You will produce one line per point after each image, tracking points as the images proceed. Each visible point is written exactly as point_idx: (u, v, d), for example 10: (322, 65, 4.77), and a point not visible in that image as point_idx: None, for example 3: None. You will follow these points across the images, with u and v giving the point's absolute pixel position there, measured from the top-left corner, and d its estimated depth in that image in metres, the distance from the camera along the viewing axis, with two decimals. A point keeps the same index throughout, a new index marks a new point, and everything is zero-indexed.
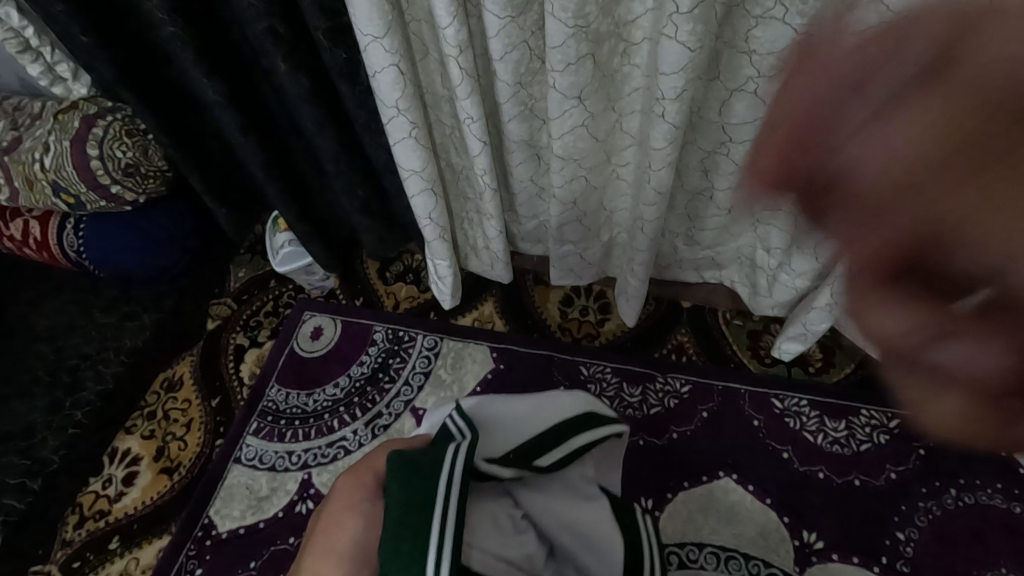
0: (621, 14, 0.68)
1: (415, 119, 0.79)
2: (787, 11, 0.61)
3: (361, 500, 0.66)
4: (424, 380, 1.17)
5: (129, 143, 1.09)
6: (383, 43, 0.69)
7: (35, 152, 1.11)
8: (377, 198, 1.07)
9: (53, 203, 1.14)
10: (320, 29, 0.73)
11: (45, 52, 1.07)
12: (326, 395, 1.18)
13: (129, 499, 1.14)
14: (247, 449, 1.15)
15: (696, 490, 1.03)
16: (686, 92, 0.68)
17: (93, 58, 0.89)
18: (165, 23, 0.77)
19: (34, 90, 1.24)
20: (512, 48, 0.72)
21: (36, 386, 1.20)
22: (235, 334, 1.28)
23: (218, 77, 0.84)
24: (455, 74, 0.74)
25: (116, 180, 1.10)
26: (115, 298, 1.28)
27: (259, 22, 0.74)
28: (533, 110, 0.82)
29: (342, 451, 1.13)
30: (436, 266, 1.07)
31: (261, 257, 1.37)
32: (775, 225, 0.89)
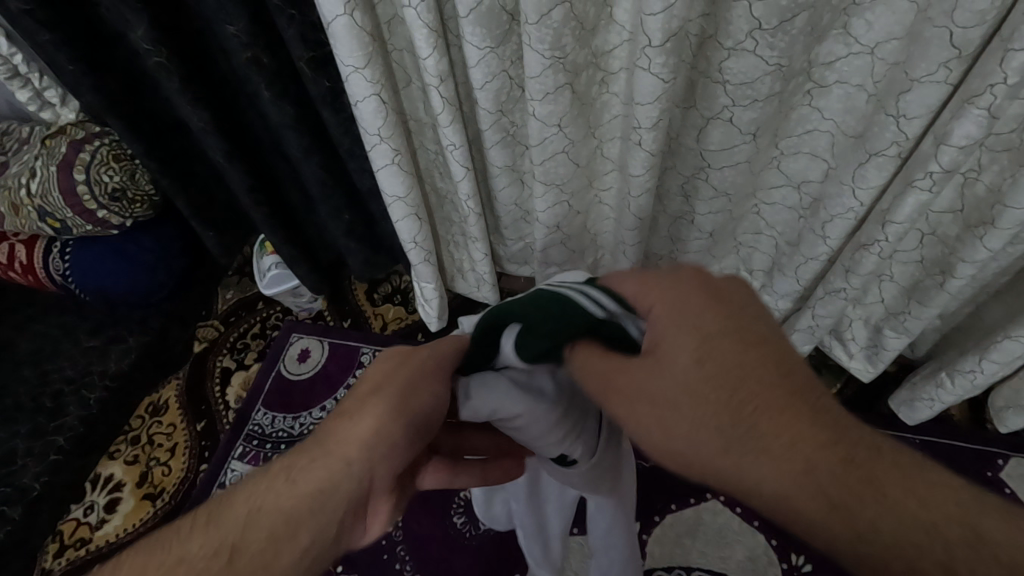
0: (598, 45, 0.70)
1: (397, 147, 0.80)
2: (758, 44, 0.61)
3: (440, 379, 0.58)
4: None
5: (117, 167, 1.10)
6: (364, 73, 0.70)
7: (21, 177, 1.11)
8: (363, 222, 1.08)
9: (39, 227, 1.14)
10: (303, 58, 0.74)
11: (33, 78, 1.08)
12: (313, 418, 1.18)
13: (111, 527, 1.12)
14: (231, 474, 1.13)
15: (684, 513, 1.02)
16: (662, 122, 0.70)
17: (79, 85, 0.90)
18: (150, 53, 0.77)
19: (22, 115, 1.25)
20: (491, 78, 0.73)
21: (18, 412, 1.19)
22: (222, 357, 1.28)
23: (203, 106, 0.85)
24: (436, 102, 0.75)
25: (102, 205, 1.10)
26: (101, 321, 1.28)
27: (243, 53, 0.75)
28: (515, 136, 0.83)
29: None
30: (422, 289, 1.07)
31: (249, 279, 1.38)
32: (757, 247, 0.90)
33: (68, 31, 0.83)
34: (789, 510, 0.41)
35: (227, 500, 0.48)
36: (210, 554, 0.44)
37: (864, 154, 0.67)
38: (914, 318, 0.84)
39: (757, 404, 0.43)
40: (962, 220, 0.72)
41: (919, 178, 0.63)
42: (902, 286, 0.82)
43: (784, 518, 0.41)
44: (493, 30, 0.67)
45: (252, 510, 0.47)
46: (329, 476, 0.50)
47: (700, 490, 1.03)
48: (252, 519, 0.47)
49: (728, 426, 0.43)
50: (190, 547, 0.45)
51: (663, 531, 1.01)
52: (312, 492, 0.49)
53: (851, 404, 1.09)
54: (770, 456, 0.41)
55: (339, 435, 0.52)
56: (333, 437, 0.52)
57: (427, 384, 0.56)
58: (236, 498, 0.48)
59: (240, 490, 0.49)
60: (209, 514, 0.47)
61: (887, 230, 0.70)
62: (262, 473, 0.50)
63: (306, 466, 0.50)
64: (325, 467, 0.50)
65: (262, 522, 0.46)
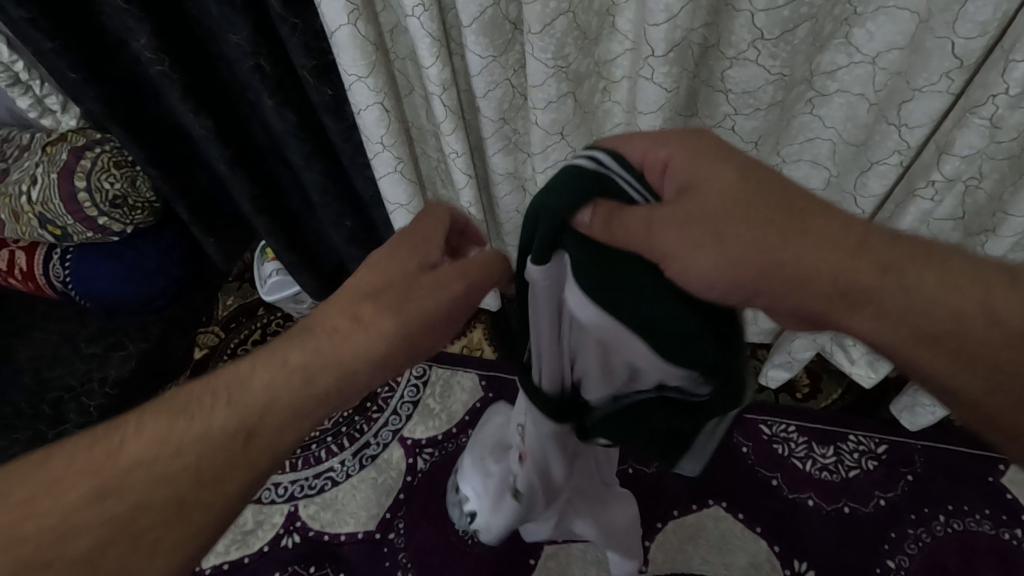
0: (601, 53, 0.70)
1: (400, 155, 0.80)
2: (759, 54, 0.61)
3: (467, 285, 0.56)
4: (412, 410, 1.17)
5: (117, 174, 1.10)
6: (367, 82, 0.70)
7: (21, 184, 1.11)
8: (364, 228, 1.08)
9: (39, 234, 1.14)
10: (306, 67, 0.74)
11: (34, 85, 1.08)
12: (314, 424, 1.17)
13: None
14: None
15: (685, 519, 1.02)
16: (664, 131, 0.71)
17: (81, 93, 0.89)
18: (152, 61, 0.77)
19: (22, 122, 1.25)
20: (494, 86, 0.73)
21: (18, 419, 1.19)
22: (222, 363, 1.27)
23: (205, 114, 0.85)
24: (439, 110, 0.75)
25: (104, 212, 1.10)
26: (101, 328, 1.28)
27: (245, 61, 0.75)
28: (517, 143, 0.84)
29: (330, 483, 1.12)
30: None
31: (250, 284, 1.37)
32: None
33: (70, 39, 0.83)
34: (845, 284, 0.45)
35: (238, 379, 0.50)
36: (229, 433, 0.48)
37: (866, 163, 0.68)
38: None
39: (813, 213, 0.45)
40: (963, 227, 0.72)
41: (921, 187, 0.65)
42: None
43: (839, 294, 0.46)
44: (495, 40, 0.68)
45: (262, 390, 0.49)
46: (337, 369, 0.51)
47: (702, 496, 1.03)
48: (261, 402, 0.49)
49: (790, 236, 0.45)
50: (205, 427, 0.48)
51: (665, 537, 1.01)
52: (319, 383, 0.51)
53: (852, 409, 1.09)
54: (817, 241, 0.45)
55: (346, 328, 0.52)
56: (343, 330, 0.52)
57: (446, 288, 0.55)
58: (245, 378, 0.50)
59: (250, 369, 0.50)
60: (221, 384, 0.50)
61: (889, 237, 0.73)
62: (271, 356, 0.51)
63: (312, 354, 0.51)
64: (335, 359, 0.51)
65: (273, 407, 0.49)
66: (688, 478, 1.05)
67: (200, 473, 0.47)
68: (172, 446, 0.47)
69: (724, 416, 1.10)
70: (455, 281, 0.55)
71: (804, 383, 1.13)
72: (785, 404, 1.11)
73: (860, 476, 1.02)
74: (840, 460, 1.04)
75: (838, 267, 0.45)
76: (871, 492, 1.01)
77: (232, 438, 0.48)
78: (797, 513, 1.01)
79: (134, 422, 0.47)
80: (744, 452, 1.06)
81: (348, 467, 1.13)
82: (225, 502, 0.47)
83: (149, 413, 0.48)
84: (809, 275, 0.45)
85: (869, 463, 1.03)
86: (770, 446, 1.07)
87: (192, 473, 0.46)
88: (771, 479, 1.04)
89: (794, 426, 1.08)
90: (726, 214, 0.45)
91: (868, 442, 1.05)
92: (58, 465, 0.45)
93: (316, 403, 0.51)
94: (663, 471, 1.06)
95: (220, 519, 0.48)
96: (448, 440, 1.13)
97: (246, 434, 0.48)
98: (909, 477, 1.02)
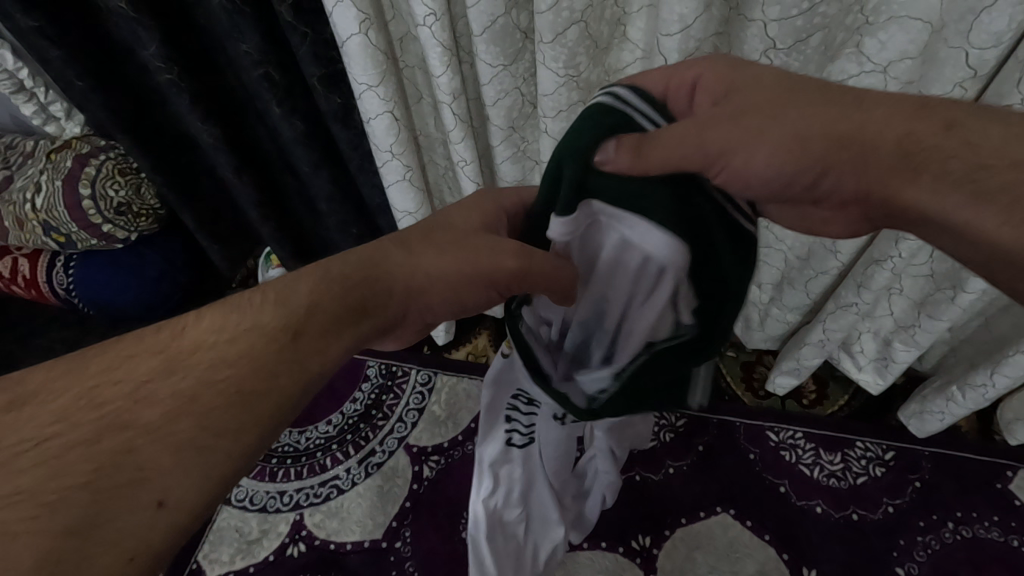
0: (611, 62, 0.70)
1: (409, 163, 0.80)
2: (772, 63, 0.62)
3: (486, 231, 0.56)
4: (418, 417, 1.16)
5: (122, 181, 1.09)
6: (378, 91, 0.70)
7: (25, 191, 1.10)
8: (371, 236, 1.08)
9: (43, 241, 1.13)
10: (316, 76, 0.74)
11: (39, 92, 1.08)
12: (319, 432, 1.17)
13: None
14: (237, 489, 1.12)
15: (693, 526, 1.02)
16: None
17: (87, 101, 0.89)
18: (161, 70, 0.77)
19: (26, 128, 1.24)
20: (504, 95, 0.73)
21: None
22: None
23: (213, 122, 0.85)
24: (448, 119, 0.75)
25: (108, 220, 1.09)
26: (105, 335, 1.27)
27: (254, 69, 0.75)
28: (526, 150, 0.83)
29: (335, 491, 1.11)
30: None
31: None
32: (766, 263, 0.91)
33: (77, 47, 0.82)
34: (908, 142, 0.42)
35: (292, 291, 0.50)
36: (275, 331, 0.48)
37: None
38: (923, 331, 0.84)
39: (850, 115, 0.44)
40: None
41: None
42: (911, 299, 0.82)
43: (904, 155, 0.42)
44: (505, 49, 0.67)
45: (311, 302, 0.50)
46: (383, 296, 0.53)
47: (710, 504, 1.03)
48: (309, 311, 0.49)
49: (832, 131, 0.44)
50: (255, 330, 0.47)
51: (673, 545, 1.00)
52: (364, 304, 0.52)
53: (858, 415, 1.09)
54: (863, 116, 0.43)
55: (396, 258, 0.54)
56: (391, 264, 0.54)
57: (508, 253, 0.51)
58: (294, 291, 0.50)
59: (299, 285, 0.51)
60: (269, 291, 0.50)
61: (899, 245, 0.73)
62: (322, 274, 0.51)
63: (360, 280, 0.52)
64: (382, 288, 0.53)
65: (322, 317, 0.50)
66: (696, 485, 1.05)
67: (251, 371, 0.46)
68: (220, 339, 0.46)
69: (731, 423, 1.10)
70: (509, 254, 0.50)
71: (811, 390, 1.13)
72: (792, 410, 1.11)
73: (868, 483, 1.02)
74: (847, 467, 1.04)
75: (907, 128, 0.42)
76: (879, 499, 1.01)
77: (279, 345, 0.47)
78: (806, 520, 1.01)
79: (191, 316, 0.48)
80: (752, 458, 1.06)
81: (353, 475, 1.12)
82: (278, 399, 0.46)
83: (202, 310, 0.48)
84: (873, 148, 0.43)
85: (876, 469, 1.03)
86: (777, 453, 1.06)
87: (246, 372, 0.45)
88: (779, 486, 1.03)
89: (802, 432, 1.08)
90: (773, 106, 0.44)
91: (876, 449, 1.05)
92: (112, 358, 0.43)
93: (360, 320, 0.51)
94: (671, 478, 1.06)
95: (266, 425, 0.45)
96: (454, 447, 1.13)
97: (293, 348, 0.48)
98: (916, 483, 1.02)
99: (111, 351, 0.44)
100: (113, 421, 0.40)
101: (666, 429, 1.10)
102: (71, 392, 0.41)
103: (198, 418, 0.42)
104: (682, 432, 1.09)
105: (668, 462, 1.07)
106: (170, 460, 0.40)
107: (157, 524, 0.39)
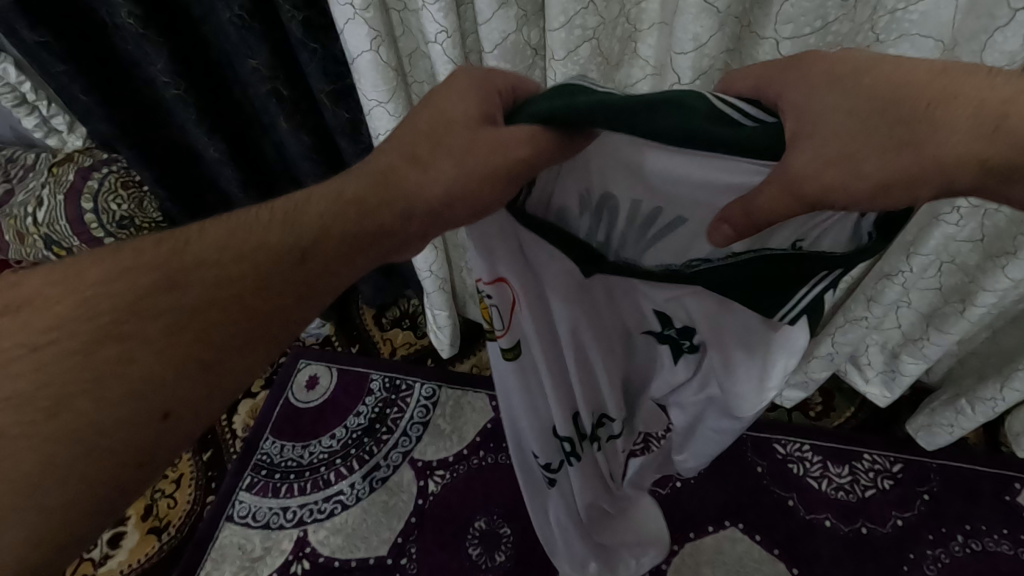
0: (621, 79, 0.71)
1: None
2: None
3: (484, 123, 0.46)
4: (422, 431, 1.15)
5: (125, 195, 1.08)
6: (387, 107, 0.70)
7: (26, 205, 1.10)
8: None
9: (44, 255, 1.12)
10: (324, 92, 0.74)
11: (41, 106, 1.07)
12: (322, 446, 1.16)
13: (115, 563, 1.08)
14: (239, 505, 1.11)
15: (702, 541, 1.01)
16: None
17: (91, 115, 0.89)
18: (168, 86, 0.76)
19: (27, 141, 1.24)
20: None
21: None
22: None
23: (219, 136, 0.84)
24: None
25: (110, 233, 1.07)
26: None
27: (263, 85, 0.75)
28: None
29: (339, 507, 1.10)
30: (435, 316, 1.07)
31: None
32: None
33: (83, 61, 0.82)
34: None
35: (303, 213, 0.47)
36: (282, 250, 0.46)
37: None
38: (932, 344, 0.84)
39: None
40: (981, 249, 0.72)
41: (945, 213, 0.66)
42: (919, 312, 0.82)
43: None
44: (514, 64, 0.67)
45: (319, 226, 0.47)
46: (383, 225, 0.48)
47: (719, 517, 1.02)
48: (311, 239, 0.47)
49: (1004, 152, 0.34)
50: (256, 259, 0.46)
51: (682, 560, 1.00)
52: (359, 232, 0.48)
53: (866, 427, 1.09)
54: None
55: (406, 171, 0.48)
56: (398, 179, 0.48)
57: (507, 147, 0.42)
58: (303, 213, 0.47)
59: (308, 206, 0.48)
60: (277, 209, 0.48)
61: (911, 261, 0.73)
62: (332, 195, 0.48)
63: (366, 202, 0.48)
64: (386, 212, 0.48)
65: (326, 243, 0.47)
66: (703, 498, 1.04)
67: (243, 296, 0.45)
68: (225, 259, 0.45)
69: (738, 436, 1.10)
70: (524, 141, 0.41)
71: (817, 402, 1.13)
72: (799, 423, 1.10)
73: (876, 496, 1.02)
74: (855, 480, 1.04)
75: None
76: (888, 512, 1.00)
77: (277, 269, 0.46)
78: (815, 534, 1.00)
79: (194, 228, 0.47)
80: (760, 471, 1.06)
81: (358, 490, 1.11)
82: (280, 323, 0.47)
83: (209, 223, 0.47)
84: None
85: (885, 482, 1.03)
86: (785, 466, 1.06)
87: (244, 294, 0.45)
88: (787, 499, 1.03)
89: (809, 445, 1.07)
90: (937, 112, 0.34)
91: (884, 461, 1.04)
92: (114, 268, 0.44)
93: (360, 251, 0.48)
94: (678, 491, 1.05)
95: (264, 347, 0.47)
96: (459, 461, 1.12)
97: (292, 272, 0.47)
98: (925, 496, 1.01)
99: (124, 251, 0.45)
100: (115, 331, 0.42)
101: None
102: (73, 298, 0.42)
103: (199, 329, 0.44)
104: None
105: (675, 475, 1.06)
106: (176, 371, 0.43)
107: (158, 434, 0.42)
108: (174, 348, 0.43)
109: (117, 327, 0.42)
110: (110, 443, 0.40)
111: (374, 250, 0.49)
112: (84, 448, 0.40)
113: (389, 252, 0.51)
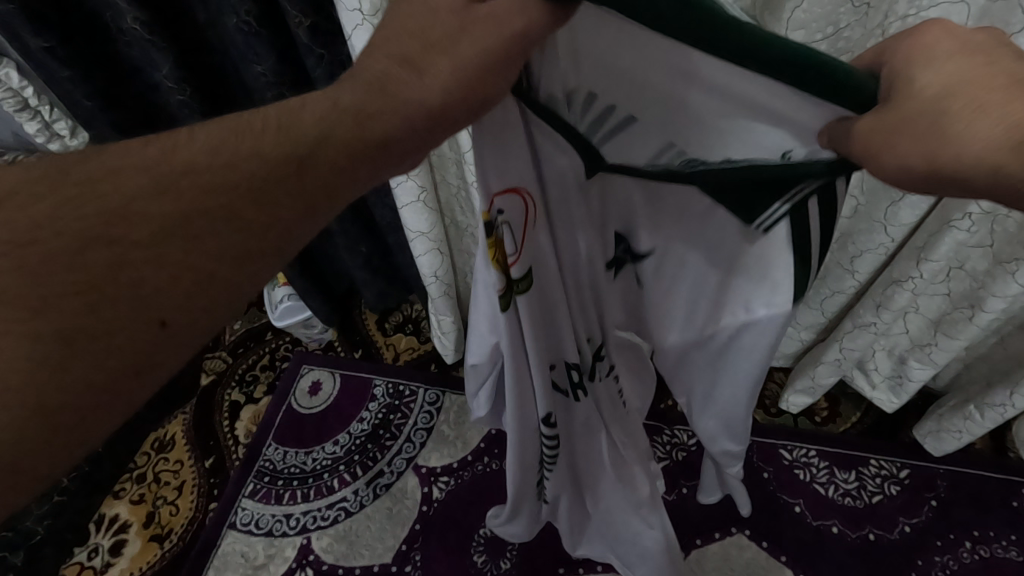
0: None
1: (424, 183, 0.79)
2: None
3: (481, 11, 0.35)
4: (426, 436, 1.15)
5: None
6: None
7: None
8: (379, 254, 1.07)
9: None
10: None
11: (43, 110, 1.07)
12: (326, 453, 1.15)
13: (116, 571, 1.07)
14: (242, 512, 1.10)
15: (709, 547, 1.00)
16: None
17: (94, 119, 0.88)
18: (173, 91, 0.76)
19: (28, 146, 1.23)
20: None
21: None
22: (230, 390, 1.24)
23: None
24: (465, 139, 0.75)
25: None
26: None
27: (269, 90, 0.75)
28: None
29: (343, 514, 1.09)
30: (439, 322, 1.06)
31: (257, 309, 1.35)
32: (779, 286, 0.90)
33: (88, 66, 0.82)
34: None
35: (297, 114, 0.39)
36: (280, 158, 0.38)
37: (897, 193, 0.68)
38: (940, 350, 0.84)
39: None
40: (991, 255, 0.71)
41: (957, 220, 0.66)
42: (927, 318, 0.82)
43: None
44: None
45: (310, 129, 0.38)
46: (391, 126, 0.38)
47: (725, 524, 1.02)
48: (311, 144, 0.38)
49: None
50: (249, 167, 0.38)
51: (689, 567, 0.99)
52: (365, 138, 0.38)
53: (872, 433, 1.08)
54: None
55: (397, 76, 0.38)
56: (392, 81, 0.38)
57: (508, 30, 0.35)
58: (300, 111, 0.39)
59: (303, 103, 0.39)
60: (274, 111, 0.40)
61: (921, 267, 0.73)
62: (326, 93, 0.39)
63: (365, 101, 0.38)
64: (388, 112, 0.38)
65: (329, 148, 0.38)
66: (710, 504, 1.03)
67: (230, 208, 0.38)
68: (211, 171, 0.38)
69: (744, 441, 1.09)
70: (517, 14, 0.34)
71: (822, 407, 1.12)
72: (804, 428, 1.10)
73: (884, 502, 1.01)
74: (862, 486, 1.03)
75: None
76: (895, 519, 1.00)
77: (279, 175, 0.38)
78: (822, 541, 0.99)
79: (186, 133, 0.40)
80: (766, 478, 1.05)
81: (361, 497, 1.10)
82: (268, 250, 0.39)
83: (207, 127, 0.40)
84: None
85: (892, 488, 1.02)
86: (792, 472, 1.05)
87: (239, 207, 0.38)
88: (794, 506, 1.02)
89: (815, 451, 1.07)
90: None
91: (890, 467, 1.04)
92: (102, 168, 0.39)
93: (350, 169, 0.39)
94: (684, 498, 1.04)
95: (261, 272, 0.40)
96: (464, 468, 1.11)
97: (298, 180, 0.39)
98: (932, 502, 1.01)
99: (103, 163, 0.39)
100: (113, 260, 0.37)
101: (678, 447, 1.09)
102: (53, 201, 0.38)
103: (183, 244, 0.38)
104: (695, 451, 1.08)
105: (681, 481, 1.06)
106: (168, 284, 0.37)
107: (154, 341, 0.37)
108: (173, 256, 0.37)
109: (112, 253, 0.37)
110: (98, 361, 0.36)
111: (375, 166, 0.40)
112: (59, 372, 0.35)
113: (398, 164, 0.40)
